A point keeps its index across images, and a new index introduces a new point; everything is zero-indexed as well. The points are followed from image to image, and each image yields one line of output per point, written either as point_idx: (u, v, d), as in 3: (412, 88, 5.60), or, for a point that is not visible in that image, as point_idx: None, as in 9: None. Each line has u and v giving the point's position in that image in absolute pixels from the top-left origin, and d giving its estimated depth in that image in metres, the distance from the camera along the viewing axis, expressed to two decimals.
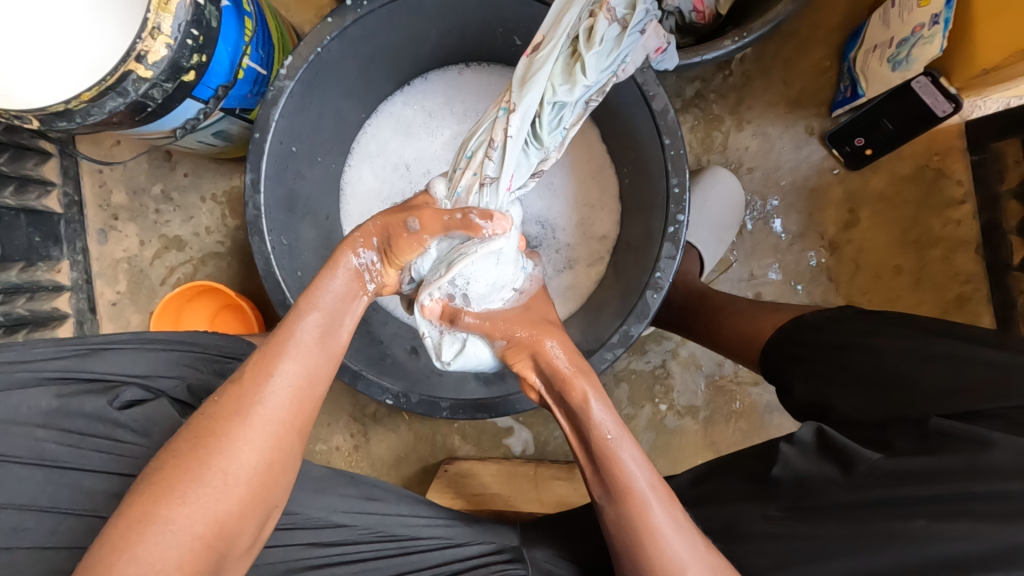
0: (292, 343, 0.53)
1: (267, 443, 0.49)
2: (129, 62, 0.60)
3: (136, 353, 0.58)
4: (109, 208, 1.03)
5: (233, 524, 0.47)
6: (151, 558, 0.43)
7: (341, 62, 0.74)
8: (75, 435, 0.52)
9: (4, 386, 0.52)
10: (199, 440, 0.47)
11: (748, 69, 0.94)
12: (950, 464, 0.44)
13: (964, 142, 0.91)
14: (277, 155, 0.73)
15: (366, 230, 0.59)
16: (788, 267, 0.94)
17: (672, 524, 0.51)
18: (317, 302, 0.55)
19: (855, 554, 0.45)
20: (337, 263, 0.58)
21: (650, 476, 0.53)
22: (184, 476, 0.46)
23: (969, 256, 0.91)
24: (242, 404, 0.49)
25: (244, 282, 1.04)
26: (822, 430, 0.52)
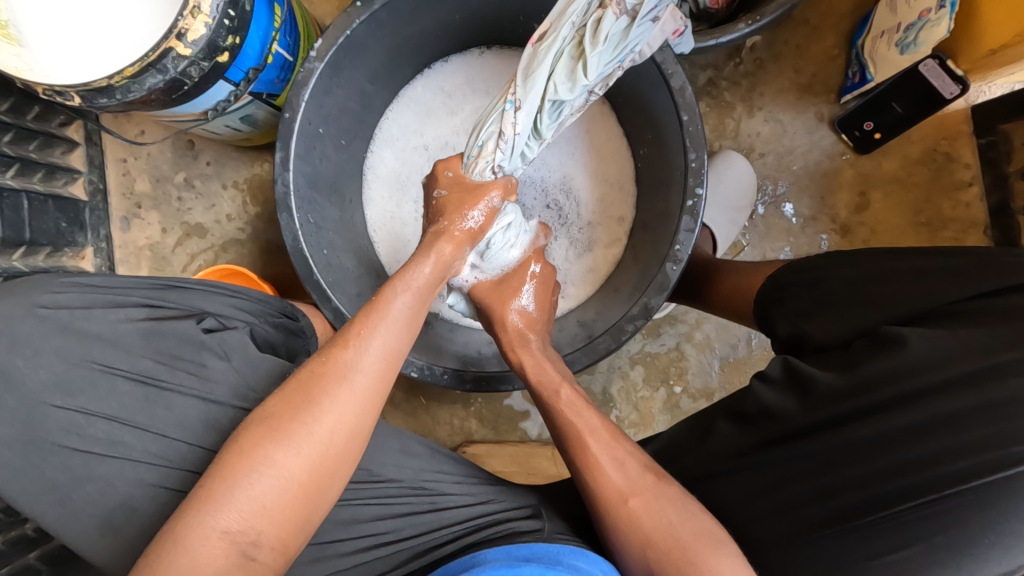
0: (387, 316, 0.55)
1: (362, 407, 0.51)
2: (170, 39, 0.63)
3: (210, 294, 0.64)
4: (133, 196, 1.06)
5: (326, 482, 0.49)
6: (259, 498, 0.46)
7: (369, 45, 0.77)
8: (162, 355, 0.58)
9: (103, 304, 0.59)
10: (304, 395, 0.49)
11: (758, 57, 0.96)
12: (894, 367, 0.45)
13: (971, 127, 0.94)
14: (306, 136, 0.75)
15: (455, 219, 0.65)
16: (800, 249, 0.96)
17: (612, 459, 0.54)
18: (410, 283, 0.59)
19: (829, 473, 0.46)
20: (429, 250, 0.62)
21: (591, 420, 0.59)
22: (292, 428, 0.48)
23: (980, 237, 0.93)
24: (339, 370, 0.51)
25: (265, 268, 1.05)
26: (787, 362, 0.53)
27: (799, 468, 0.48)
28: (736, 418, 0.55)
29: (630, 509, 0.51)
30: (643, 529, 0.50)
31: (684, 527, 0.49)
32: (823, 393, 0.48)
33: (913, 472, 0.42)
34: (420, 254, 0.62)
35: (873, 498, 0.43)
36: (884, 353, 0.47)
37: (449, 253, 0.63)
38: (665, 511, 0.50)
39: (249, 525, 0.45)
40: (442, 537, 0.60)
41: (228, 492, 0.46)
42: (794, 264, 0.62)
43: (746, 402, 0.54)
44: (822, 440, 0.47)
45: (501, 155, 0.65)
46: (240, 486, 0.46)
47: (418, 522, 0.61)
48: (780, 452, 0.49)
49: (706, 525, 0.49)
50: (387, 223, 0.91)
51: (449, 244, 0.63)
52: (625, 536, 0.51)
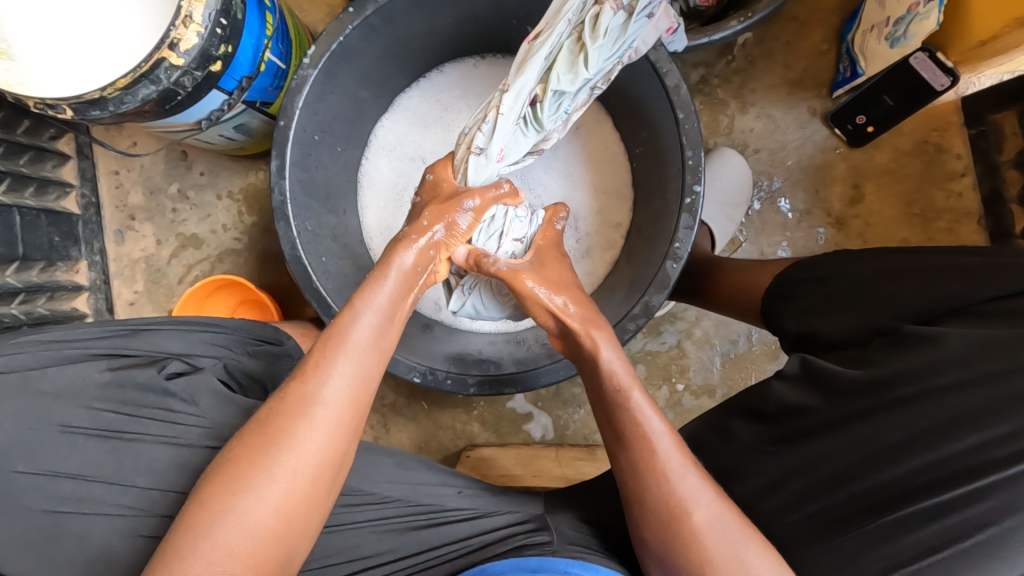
0: (349, 343, 0.53)
1: (328, 441, 0.50)
2: (163, 50, 0.62)
3: (176, 333, 0.61)
4: (126, 209, 1.05)
5: (300, 518, 0.48)
6: (225, 548, 0.45)
7: (362, 51, 0.77)
8: (129, 405, 0.54)
9: (57, 361, 0.54)
10: (267, 436, 0.49)
11: (750, 53, 0.97)
12: (918, 363, 0.45)
13: (961, 118, 0.94)
14: (301, 143, 0.75)
15: (419, 229, 0.61)
16: (797, 243, 0.96)
17: (680, 467, 0.50)
18: (371, 302, 0.56)
19: (853, 473, 0.45)
20: (389, 264, 0.58)
21: (663, 425, 0.53)
22: (255, 471, 0.47)
23: (973, 226, 0.94)
24: (302, 405, 0.50)
25: (262, 278, 1.05)
26: (805, 360, 0.53)
27: (819, 467, 0.47)
28: (758, 417, 0.54)
29: (690, 525, 0.48)
30: (704, 547, 0.47)
31: (746, 549, 0.46)
32: (846, 388, 0.48)
33: (944, 470, 0.41)
34: (379, 270, 0.58)
35: (896, 493, 0.43)
36: (914, 350, 0.46)
37: (409, 262, 0.59)
38: (727, 530, 0.47)
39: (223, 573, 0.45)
40: (445, 553, 0.59)
41: (196, 544, 0.45)
42: (806, 262, 0.62)
43: (766, 401, 0.54)
44: (845, 437, 0.46)
45: (484, 138, 0.63)
46: (205, 538, 0.45)
47: (418, 540, 0.59)
48: (802, 449, 0.49)
49: (760, 550, 0.46)
50: (384, 231, 0.91)
51: (406, 249, 0.59)
52: (677, 550, 0.48)
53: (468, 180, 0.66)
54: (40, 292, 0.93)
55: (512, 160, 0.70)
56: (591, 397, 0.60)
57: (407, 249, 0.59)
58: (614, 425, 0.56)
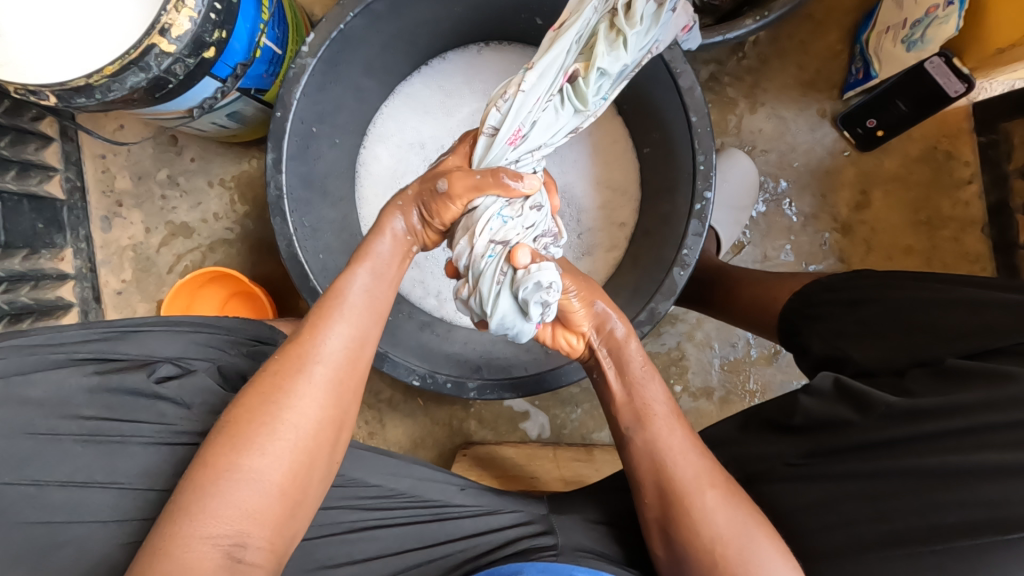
0: (346, 305, 0.53)
1: (327, 398, 0.50)
2: (153, 35, 0.59)
3: (168, 335, 0.59)
4: (113, 194, 1.01)
5: (304, 474, 0.47)
6: (235, 504, 0.44)
7: (364, 41, 0.73)
8: (120, 411, 0.52)
9: (41, 367, 0.51)
10: (267, 397, 0.48)
11: (762, 52, 0.95)
12: (969, 399, 0.43)
13: (971, 124, 0.93)
14: (299, 135, 0.72)
15: (406, 196, 0.59)
16: (801, 247, 0.95)
17: (682, 446, 0.52)
18: (366, 264, 0.56)
19: (877, 498, 0.44)
20: (383, 227, 0.58)
21: (668, 403, 0.56)
22: (259, 429, 0.46)
23: (977, 235, 0.93)
24: (302, 361, 0.50)
25: (255, 269, 1.02)
26: (840, 379, 0.51)
27: (851, 488, 0.46)
28: (781, 428, 0.53)
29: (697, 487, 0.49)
30: (714, 523, 0.48)
31: (753, 527, 0.47)
32: (880, 413, 0.47)
33: (982, 507, 0.40)
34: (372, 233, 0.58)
35: (925, 527, 0.42)
36: (966, 386, 0.45)
37: (400, 229, 0.58)
38: (736, 513, 0.48)
39: (233, 528, 0.44)
40: (449, 551, 0.58)
41: (203, 502, 0.44)
42: (831, 282, 0.61)
43: (791, 414, 0.52)
44: (879, 461, 0.45)
45: (501, 116, 0.57)
46: (212, 494, 0.44)
47: (423, 534, 0.58)
48: (830, 467, 0.48)
49: (764, 535, 0.47)
50: None
51: (400, 215, 0.58)
52: (683, 510, 0.49)
53: (485, 157, 0.58)
54: (23, 280, 0.90)
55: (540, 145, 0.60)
56: (603, 395, 0.60)
57: (398, 214, 0.58)
58: (627, 405, 0.57)
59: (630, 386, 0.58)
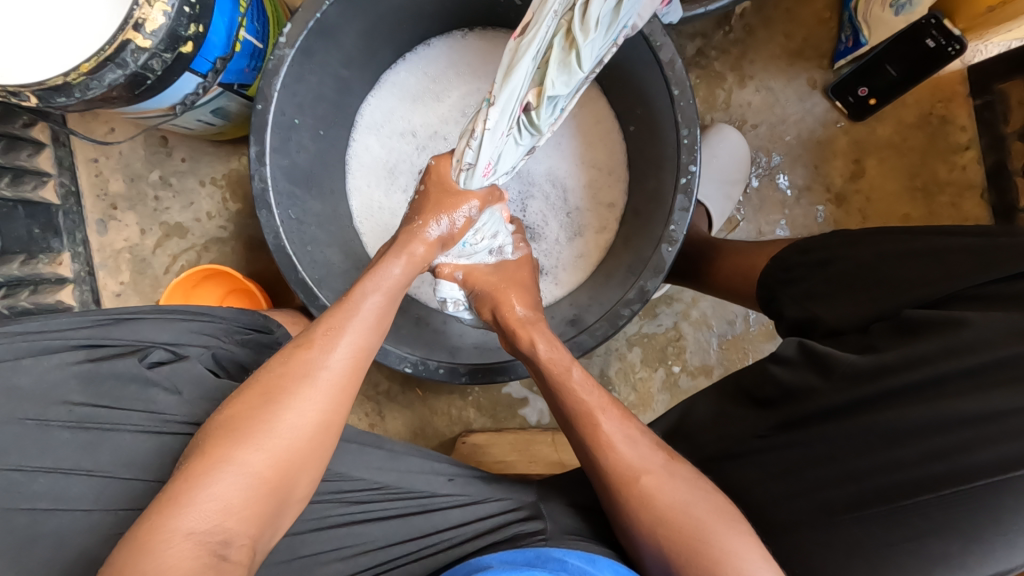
0: (357, 317, 0.56)
1: (329, 403, 0.50)
2: (127, 30, 0.59)
3: (161, 322, 0.60)
4: (107, 197, 1.02)
5: (295, 473, 0.48)
6: (222, 497, 0.44)
7: (341, 29, 0.73)
8: (109, 398, 0.53)
9: (33, 352, 0.52)
10: (269, 396, 0.49)
11: (748, 23, 0.93)
12: (927, 349, 0.42)
13: (967, 88, 0.91)
14: (281, 127, 0.72)
15: (426, 215, 0.64)
16: (796, 221, 0.94)
17: (626, 437, 0.52)
18: (381, 285, 0.60)
19: (842, 457, 0.44)
20: (403, 250, 0.63)
21: (598, 398, 0.56)
22: (256, 423, 0.47)
23: (976, 200, 0.91)
24: (310, 367, 0.51)
25: (250, 266, 1.03)
26: (802, 343, 0.50)
27: (820, 452, 0.46)
28: (757, 401, 0.52)
29: (643, 470, 0.50)
30: (657, 506, 0.48)
31: (701, 505, 0.47)
32: (846, 373, 0.46)
33: (946, 459, 0.40)
34: (392, 252, 0.63)
35: (891, 487, 0.42)
36: (928, 334, 0.43)
37: (421, 254, 0.64)
38: (688, 487, 0.49)
39: (219, 524, 0.43)
40: (434, 542, 0.58)
41: (192, 493, 0.43)
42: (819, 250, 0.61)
43: (764, 386, 0.52)
44: (850, 420, 0.45)
45: (473, 153, 0.58)
46: (203, 485, 0.44)
47: (408, 527, 0.58)
48: (802, 433, 0.47)
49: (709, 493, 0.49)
50: (373, 214, 0.88)
51: (422, 241, 0.63)
52: (626, 489, 0.50)
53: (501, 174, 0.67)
54: (21, 285, 0.92)
55: (509, 167, 0.64)
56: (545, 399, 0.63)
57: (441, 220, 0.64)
58: (560, 409, 0.58)
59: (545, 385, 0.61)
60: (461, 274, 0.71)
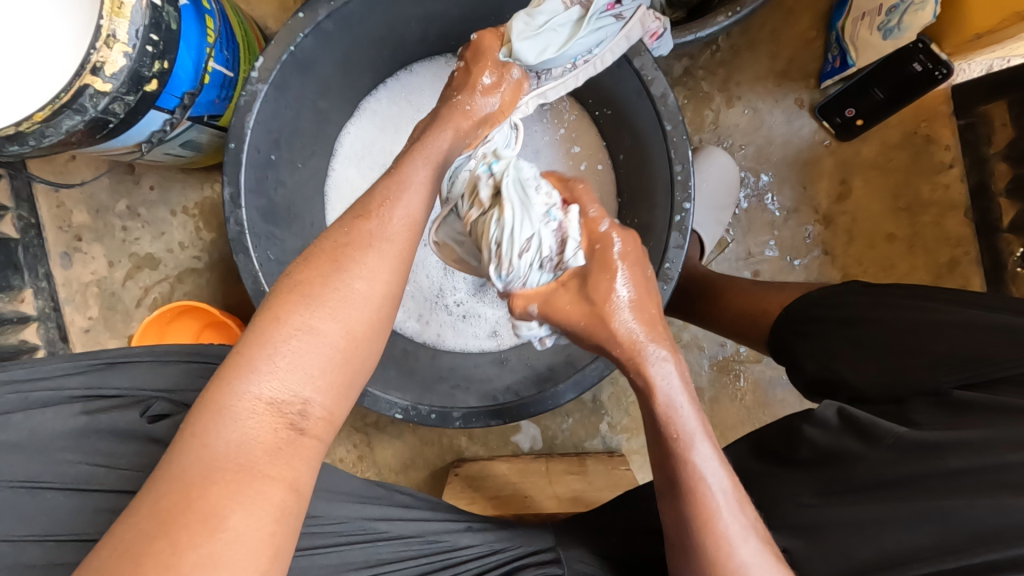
0: (411, 182, 0.51)
1: (394, 273, 0.46)
2: (84, 76, 0.55)
3: (157, 366, 0.56)
4: (71, 229, 0.96)
5: (366, 348, 0.44)
6: (296, 368, 0.40)
7: (318, 61, 0.70)
8: (105, 455, 0.49)
9: (27, 405, 0.50)
10: (336, 262, 0.44)
11: (735, 43, 0.92)
12: (974, 436, 0.42)
13: (950, 108, 0.92)
14: (255, 165, 0.68)
15: (469, 94, 0.59)
16: (784, 242, 0.94)
17: (741, 530, 0.44)
18: (431, 153, 0.54)
19: (884, 535, 0.42)
20: (448, 121, 0.56)
21: (723, 479, 0.45)
22: (322, 290, 0.43)
23: (959, 219, 0.92)
24: (371, 234, 0.46)
25: (226, 298, 0.98)
26: (843, 409, 0.50)
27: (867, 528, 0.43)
28: (788, 463, 0.52)
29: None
30: None
31: None
32: (889, 447, 0.45)
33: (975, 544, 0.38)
34: (436, 125, 0.56)
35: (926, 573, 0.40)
36: (972, 421, 0.43)
37: (467, 125, 0.57)
38: None
39: (297, 392, 0.40)
40: None
41: (267, 360, 0.40)
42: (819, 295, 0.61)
43: (796, 446, 0.51)
44: (887, 488, 0.44)
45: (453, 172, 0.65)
46: (279, 353, 0.40)
47: None
48: (840, 508, 0.45)
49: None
50: None
51: (471, 111, 0.58)
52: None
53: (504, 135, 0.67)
54: None
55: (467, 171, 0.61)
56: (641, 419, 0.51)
57: (485, 95, 0.59)
58: (662, 472, 0.47)
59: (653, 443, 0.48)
60: (535, 308, 0.53)
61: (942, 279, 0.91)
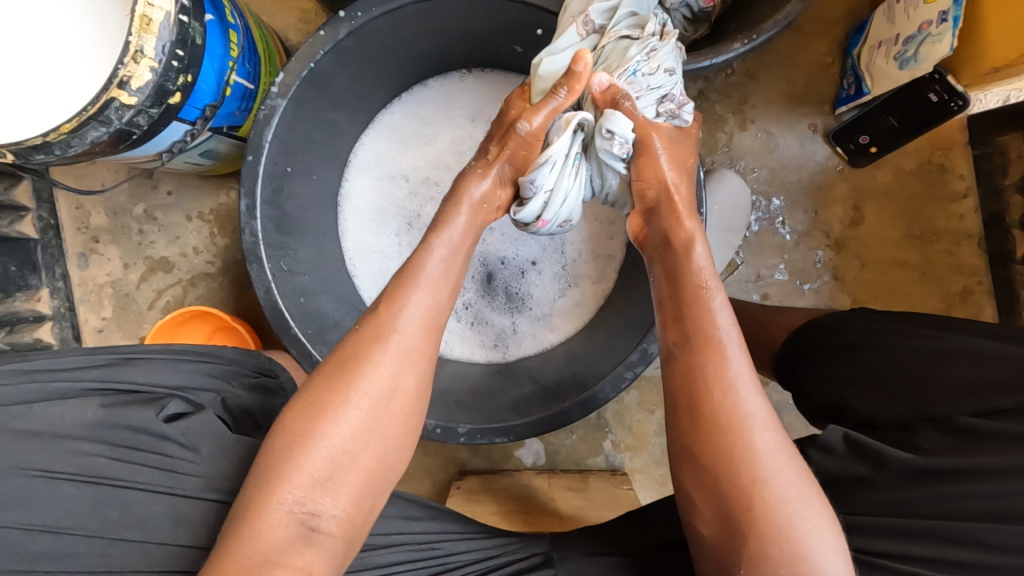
0: (423, 274, 0.55)
1: (404, 368, 0.50)
2: (111, 90, 0.56)
3: (170, 363, 0.56)
4: (88, 230, 0.98)
5: (379, 445, 0.48)
6: (310, 471, 0.45)
7: (335, 77, 0.71)
8: (121, 449, 0.50)
9: (45, 397, 0.50)
10: (344, 365, 0.49)
11: (750, 67, 0.93)
12: (982, 462, 0.42)
13: (966, 137, 0.91)
14: (271, 177, 0.69)
15: (485, 163, 0.65)
16: (794, 266, 0.93)
17: (744, 376, 0.50)
18: (444, 237, 0.58)
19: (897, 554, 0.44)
20: (461, 197, 0.62)
21: (732, 326, 0.53)
22: (334, 396, 0.48)
23: (972, 248, 0.91)
24: (380, 330, 0.51)
25: (236, 304, 0.99)
26: (849, 435, 0.49)
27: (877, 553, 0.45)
28: None
29: (754, 481, 0.46)
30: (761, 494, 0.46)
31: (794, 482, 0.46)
32: (897, 473, 0.45)
33: None
34: (450, 203, 0.62)
35: None
36: (980, 448, 0.43)
37: (478, 191, 0.63)
38: (788, 464, 0.47)
39: (311, 494, 0.45)
40: None
41: (284, 465, 0.45)
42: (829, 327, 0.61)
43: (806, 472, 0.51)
44: (900, 518, 0.45)
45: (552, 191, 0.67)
46: (293, 459, 0.45)
47: None
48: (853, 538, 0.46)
49: (813, 492, 0.46)
50: (367, 257, 0.86)
51: (478, 182, 0.64)
52: (733, 477, 0.47)
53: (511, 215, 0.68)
54: None
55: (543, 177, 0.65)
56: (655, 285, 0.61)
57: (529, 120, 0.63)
58: (681, 323, 0.55)
59: (683, 284, 0.56)
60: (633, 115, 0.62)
61: (954, 309, 0.91)
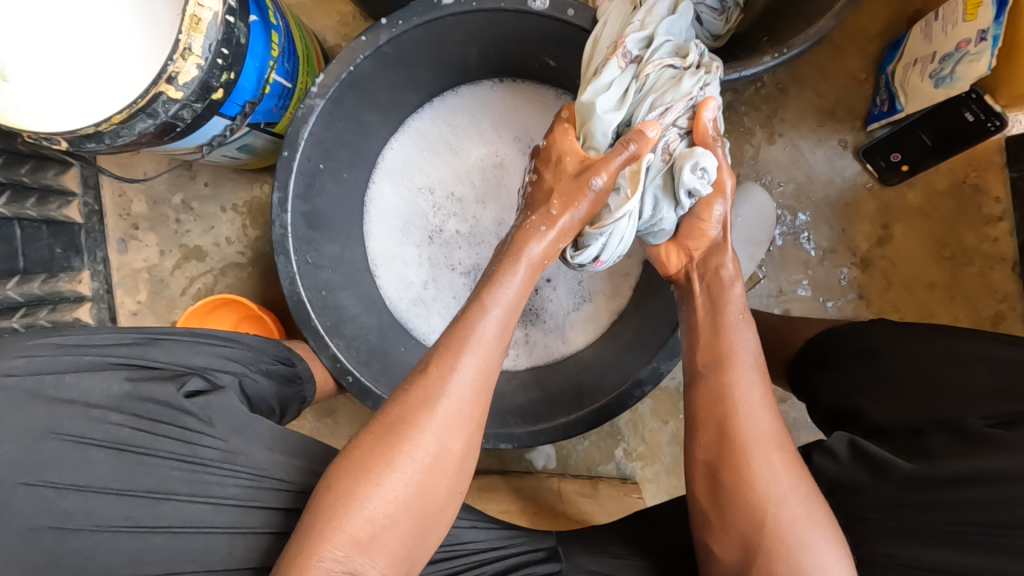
0: (476, 337, 0.53)
1: (454, 433, 0.50)
2: (160, 84, 0.59)
3: (194, 346, 0.60)
4: (129, 217, 1.03)
5: (420, 506, 0.49)
6: (353, 532, 0.46)
7: (370, 79, 0.73)
8: (146, 420, 0.52)
9: (76, 367, 0.52)
10: (393, 427, 0.49)
11: (781, 81, 0.92)
12: (992, 467, 0.41)
13: (1003, 159, 0.89)
14: (303, 173, 0.72)
15: (548, 215, 0.61)
16: (817, 282, 0.92)
17: (761, 400, 0.52)
18: (501, 297, 0.56)
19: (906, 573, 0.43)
20: (521, 254, 0.59)
21: (756, 356, 0.56)
22: (381, 460, 0.48)
23: (1006, 273, 0.89)
24: (429, 395, 0.50)
25: (263, 295, 1.03)
26: (854, 441, 0.50)
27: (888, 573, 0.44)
28: None
29: (769, 503, 0.47)
30: (772, 518, 0.47)
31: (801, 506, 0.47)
32: (898, 481, 0.45)
33: None
34: (510, 259, 0.59)
35: None
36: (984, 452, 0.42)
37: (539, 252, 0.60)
38: (806, 502, 0.47)
39: (352, 554, 0.46)
40: None
41: (328, 524, 0.46)
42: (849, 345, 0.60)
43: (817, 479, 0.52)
44: (908, 536, 0.44)
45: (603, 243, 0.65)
46: (337, 521, 0.46)
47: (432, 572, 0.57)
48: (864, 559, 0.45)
49: (823, 515, 0.46)
50: (388, 260, 0.88)
51: (538, 241, 0.60)
52: (748, 493, 0.48)
53: (569, 258, 0.66)
54: (42, 303, 0.93)
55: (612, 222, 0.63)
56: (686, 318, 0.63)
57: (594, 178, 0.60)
58: (708, 347, 0.58)
59: (719, 316, 0.59)
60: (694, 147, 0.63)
61: None
